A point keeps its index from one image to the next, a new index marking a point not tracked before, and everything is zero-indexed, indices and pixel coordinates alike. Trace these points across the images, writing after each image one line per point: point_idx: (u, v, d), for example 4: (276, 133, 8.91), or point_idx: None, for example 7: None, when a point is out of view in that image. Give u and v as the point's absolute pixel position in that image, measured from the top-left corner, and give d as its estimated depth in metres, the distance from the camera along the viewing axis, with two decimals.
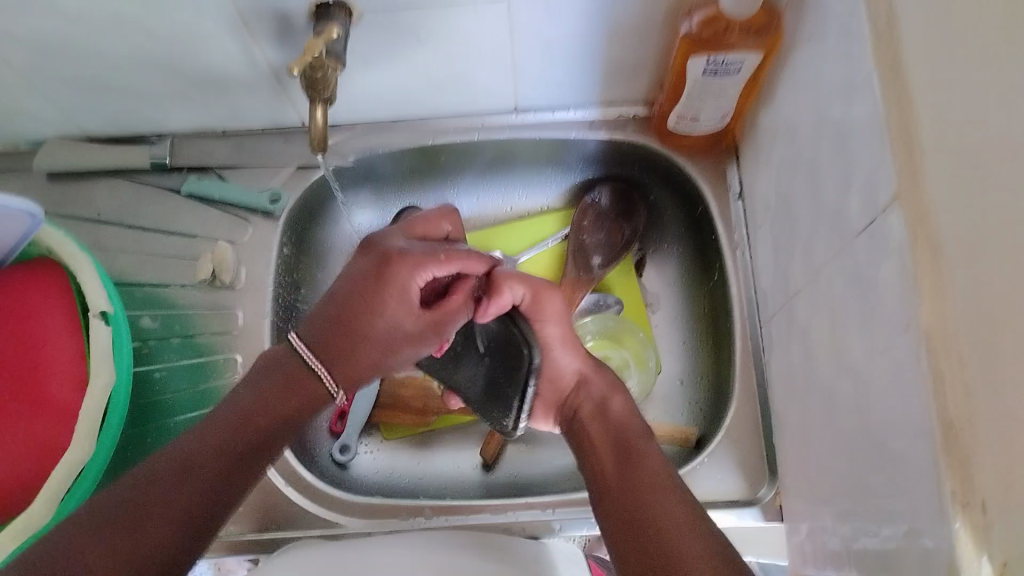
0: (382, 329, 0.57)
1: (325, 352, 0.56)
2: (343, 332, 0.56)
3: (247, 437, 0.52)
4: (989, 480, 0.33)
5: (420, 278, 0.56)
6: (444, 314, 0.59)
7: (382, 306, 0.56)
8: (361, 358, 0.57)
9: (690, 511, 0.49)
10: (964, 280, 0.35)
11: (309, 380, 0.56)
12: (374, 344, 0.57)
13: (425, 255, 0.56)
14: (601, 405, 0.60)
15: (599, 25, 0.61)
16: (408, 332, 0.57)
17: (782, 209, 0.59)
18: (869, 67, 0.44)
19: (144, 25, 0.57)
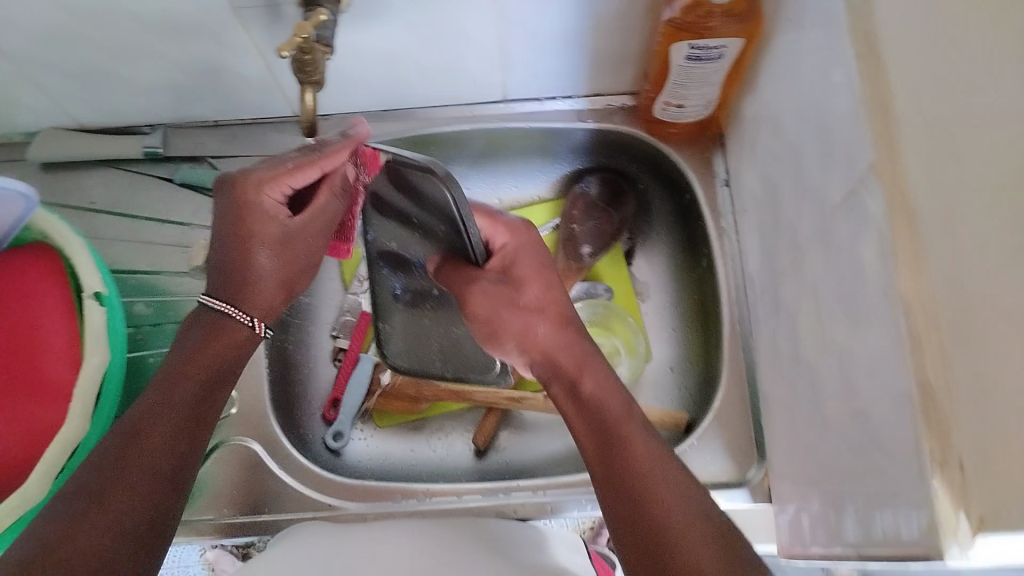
0: (270, 260, 0.55)
1: (223, 289, 0.54)
2: (240, 271, 0.54)
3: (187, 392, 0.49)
4: (966, 438, 0.34)
5: (269, 195, 0.53)
6: (318, 212, 0.56)
7: (259, 224, 0.54)
8: (263, 286, 0.55)
9: (684, 475, 0.46)
10: (943, 245, 0.36)
11: (223, 325, 0.53)
12: (268, 276, 0.55)
13: (276, 177, 0.53)
14: (593, 404, 0.50)
15: (587, 15, 0.61)
16: (282, 254, 0.55)
17: (767, 192, 0.60)
18: (846, 44, 0.44)
19: (137, 13, 0.58)
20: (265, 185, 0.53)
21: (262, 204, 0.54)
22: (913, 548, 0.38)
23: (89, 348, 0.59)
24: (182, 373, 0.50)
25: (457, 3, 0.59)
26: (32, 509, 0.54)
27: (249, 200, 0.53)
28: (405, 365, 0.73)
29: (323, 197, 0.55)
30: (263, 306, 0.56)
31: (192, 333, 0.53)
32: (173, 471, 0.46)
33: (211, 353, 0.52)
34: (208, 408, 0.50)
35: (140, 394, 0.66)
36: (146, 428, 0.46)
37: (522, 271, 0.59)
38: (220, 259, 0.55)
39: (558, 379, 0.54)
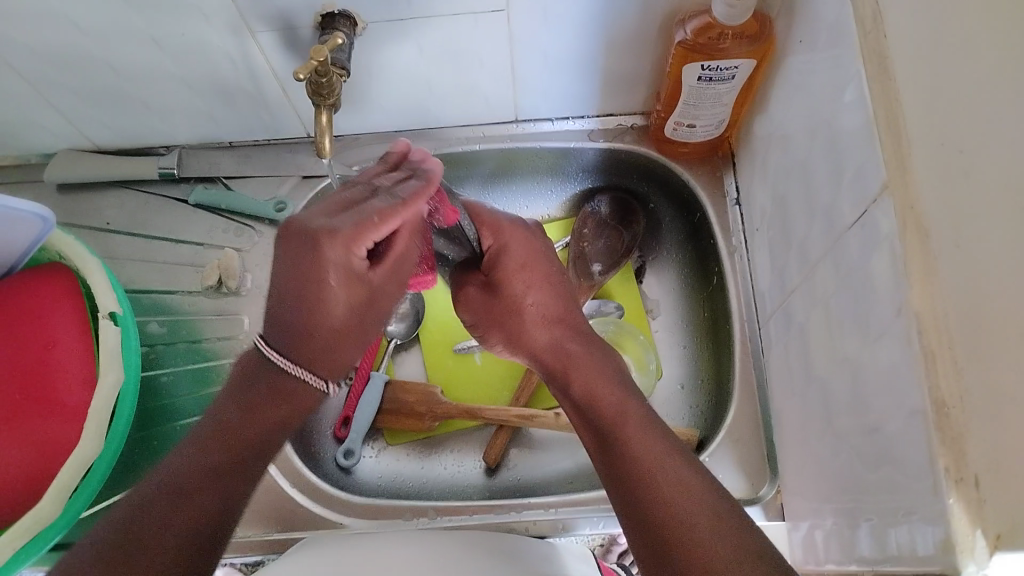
0: (345, 314, 0.54)
1: (295, 352, 0.53)
2: (309, 323, 0.53)
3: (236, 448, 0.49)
4: (982, 454, 0.34)
5: (359, 250, 0.48)
6: (396, 259, 0.53)
7: (334, 271, 0.50)
8: (326, 330, 0.54)
9: (682, 458, 0.47)
10: (956, 263, 0.36)
11: (293, 389, 0.53)
12: (337, 310, 0.53)
13: (358, 231, 0.47)
14: (587, 394, 0.53)
15: (599, 36, 0.62)
16: (360, 309, 0.54)
17: (778, 211, 0.60)
18: (857, 65, 0.45)
19: (154, 36, 0.59)
20: (347, 247, 0.48)
21: (332, 258, 0.49)
22: (928, 565, 0.38)
23: (103, 367, 0.60)
24: (233, 427, 0.50)
25: (470, 25, 0.60)
26: (47, 527, 0.55)
27: (322, 257, 0.49)
28: (416, 384, 0.73)
29: (401, 243, 0.52)
30: (331, 363, 0.55)
31: (259, 388, 0.52)
32: (218, 508, 0.46)
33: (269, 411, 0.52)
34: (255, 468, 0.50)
35: (154, 413, 0.67)
36: (190, 469, 0.46)
37: (508, 278, 0.60)
38: (284, 308, 0.53)
39: (553, 378, 0.57)
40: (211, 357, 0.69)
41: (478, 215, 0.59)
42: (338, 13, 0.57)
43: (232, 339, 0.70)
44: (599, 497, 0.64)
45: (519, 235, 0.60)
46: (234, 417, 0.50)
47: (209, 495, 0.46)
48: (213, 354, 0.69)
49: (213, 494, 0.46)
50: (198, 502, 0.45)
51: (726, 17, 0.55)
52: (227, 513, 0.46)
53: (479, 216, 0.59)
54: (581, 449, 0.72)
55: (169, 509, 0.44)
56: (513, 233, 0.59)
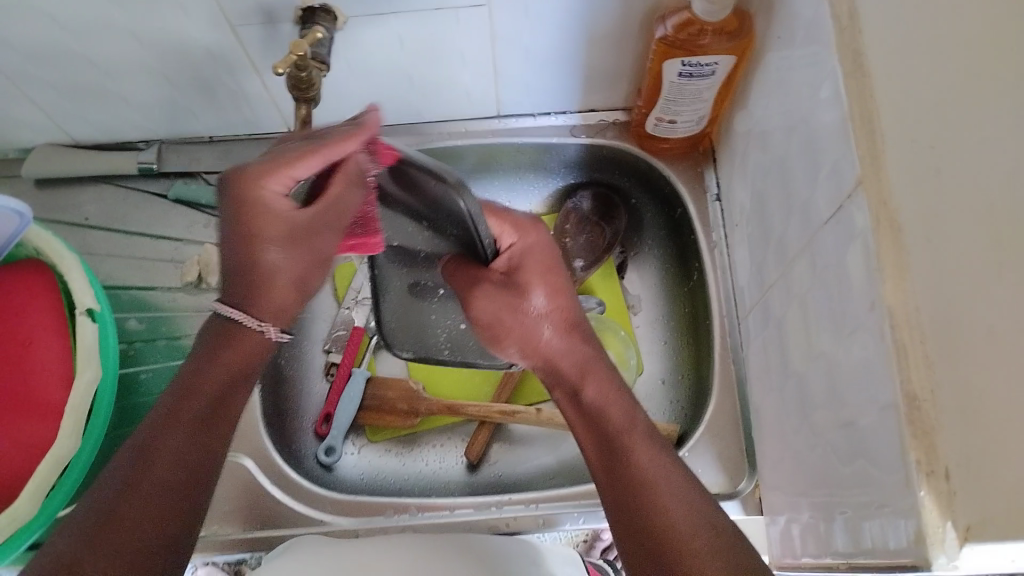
0: (280, 258, 0.49)
1: (233, 294, 0.50)
2: (252, 270, 0.49)
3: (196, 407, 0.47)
4: (954, 448, 0.34)
5: (275, 182, 0.48)
6: (331, 204, 0.48)
7: (263, 218, 0.48)
8: (276, 292, 0.50)
9: (688, 484, 0.46)
10: (927, 260, 0.37)
11: (238, 330, 0.50)
12: (285, 274, 0.50)
13: (276, 166, 0.48)
14: (599, 405, 0.51)
15: (580, 32, 0.62)
16: (291, 252, 0.49)
17: (757, 207, 0.61)
18: (833, 60, 0.45)
19: (132, 29, 0.59)
20: (266, 178, 0.48)
21: (263, 193, 0.48)
22: (900, 557, 0.38)
23: (81, 365, 0.59)
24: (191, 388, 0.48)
25: (451, 19, 0.60)
26: (27, 523, 0.54)
27: (256, 194, 0.48)
28: (399, 380, 0.74)
29: (338, 190, 0.48)
30: (275, 308, 0.51)
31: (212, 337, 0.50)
32: (184, 490, 0.45)
33: (228, 366, 0.49)
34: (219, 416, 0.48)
35: (131, 410, 0.66)
36: (152, 445, 0.45)
37: (529, 276, 0.56)
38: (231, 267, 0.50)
39: (560, 385, 0.54)
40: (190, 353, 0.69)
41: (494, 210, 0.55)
42: (319, 7, 0.56)
43: None
44: (579, 494, 0.65)
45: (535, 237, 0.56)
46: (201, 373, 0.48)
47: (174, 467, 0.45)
48: (192, 350, 0.69)
49: (180, 470, 0.45)
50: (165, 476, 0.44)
51: (706, 13, 0.56)
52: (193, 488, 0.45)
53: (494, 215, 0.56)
54: (562, 445, 0.72)
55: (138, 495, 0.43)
56: (538, 239, 0.57)
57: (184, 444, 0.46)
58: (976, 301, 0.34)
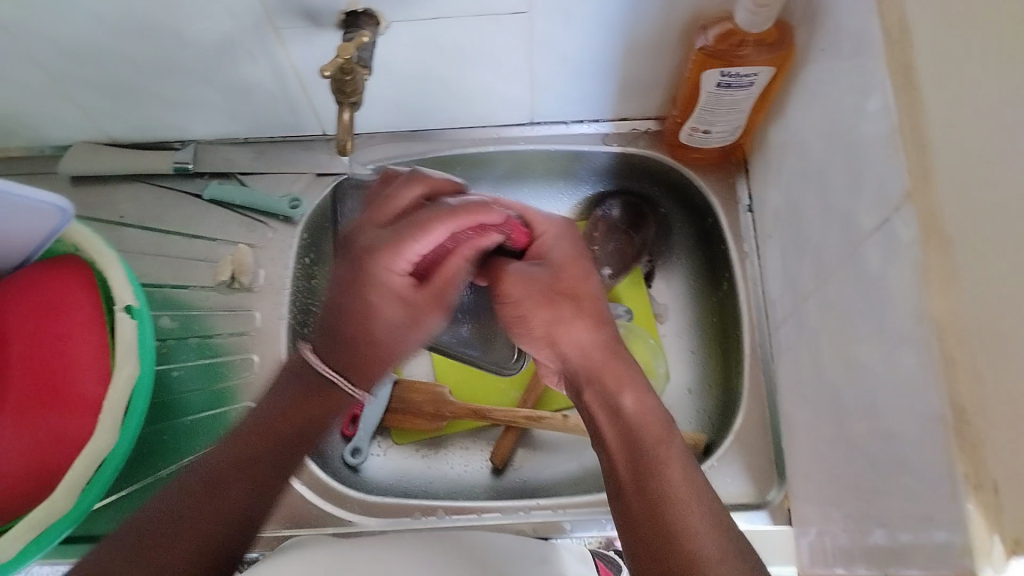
0: (394, 322, 0.52)
1: (329, 355, 0.53)
2: (357, 336, 0.52)
3: (267, 449, 0.51)
4: (1002, 463, 0.34)
5: (402, 260, 0.50)
6: (445, 279, 0.53)
7: (376, 292, 0.51)
8: (375, 365, 0.54)
9: (704, 482, 0.51)
10: (976, 275, 0.37)
11: (330, 389, 0.54)
12: (386, 347, 0.53)
13: (400, 243, 0.50)
14: (613, 403, 0.54)
15: (619, 41, 0.63)
16: (409, 321, 0.53)
17: (792, 218, 0.61)
18: (881, 74, 0.45)
19: (177, 30, 0.59)
20: (387, 258, 0.50)
21: (381, 278, 0.50)
22: (943, 568, 0.38)
23: (118, 361, 0.59)
24: (272, 424, 0.52)
25: (492, 26, 0.60)
26: (59, 519, 0.55)
27: (375, 276, 0.50)
28: (424, 384, 0.74)
29: (453, 263, 0.53)
30: (369, 378, 0.55)
31: (290, 395, 0.54)
32: (236, 529, 0.48)
33: (288, 421, 0.53)
34: (287, 470, 0.52)
35: (163, 408, 0.67)
36: (219, 479, 0.49)
37: (563, 261, 0.59)
38: (333, 328, 0.53)
39: (594, 387, 0.55)
40: (221, 353, 0.69)
41: (556, 289, 0.57)
42: (361, 12, 0.58)
43: (243, 336, 0.70)
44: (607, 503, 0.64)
45: (580, 267, 0.59)
46: (276, 415, 0.52)
47: (231, 494, 0.49)
48: (223, 350, 0.69)
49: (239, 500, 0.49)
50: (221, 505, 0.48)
51: (749, 24, 0.56)
52: (245, 524, 0.49)
53: (561, 283, 0.58)
54: (586, 452, 0.72)
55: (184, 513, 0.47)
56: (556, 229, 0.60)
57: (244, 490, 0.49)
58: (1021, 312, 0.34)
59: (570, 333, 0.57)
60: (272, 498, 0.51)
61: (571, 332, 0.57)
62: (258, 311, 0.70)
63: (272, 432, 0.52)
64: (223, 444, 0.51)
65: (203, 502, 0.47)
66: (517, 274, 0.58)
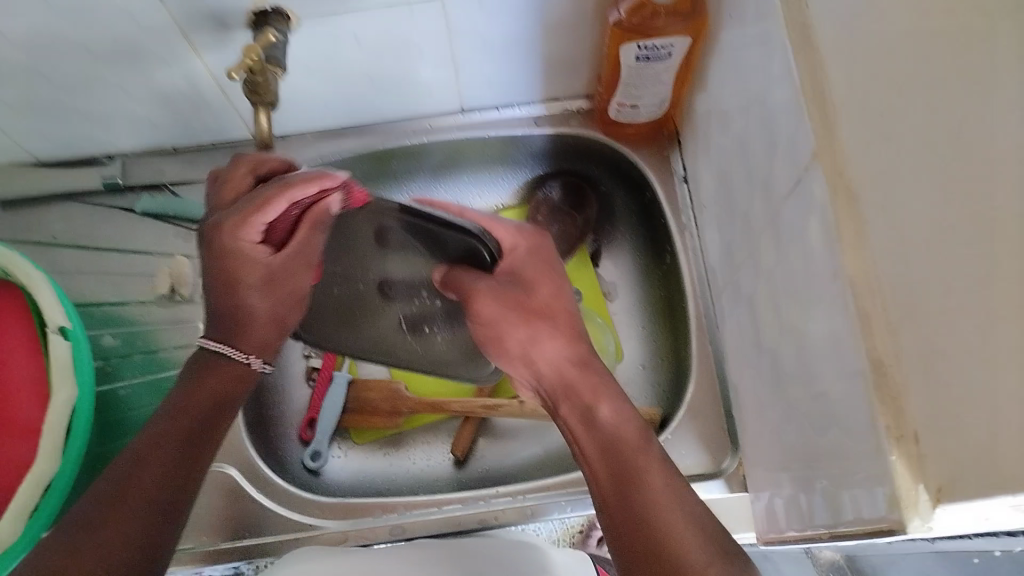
0: (258, 298, 0.56)
1: (221, 331, 0.56)
2: (234, 314, 0.56)
3: (183, 428, 0.51)
4: (920, 411, 0.35)
5: (251, 232, 0.52)
6: (304, 246, 0.54)
7: (246, 269, 0.54)
8: (261, 325, 0.57)
9: (687, 491, 0.49)
10: (885, 226, 0.37)
11: (217, 365, 0.55)
12: (257, 313, 0.56)
13: (246, 215, 0.51)
14: (588, 413, 0.53)
15: (537, 21, 0.62)
16: (273, 294, 0.56)
17: (722, 186, 0.61)
18: (782, 35, 0.45)
19: (86, 44, 0.58)
20: (237, 229, 0.52)
21: (240, 244, 0.53)
22: (878, 521, 0.39)
23: (56, 383, 0.58)
24: (186, 408, 0.52)
25: (404, 16, 0.60)
26: (8, 550, 0.54)
27: (226, 242, 0.52)
28: (379, 381, 0.74)
29: (304, 235, 0.53)
30: (260, 342, 0.57)
31: (184, 373, 0.55)
32: (161, 510, 0.46)
33: (206, 395, 0.54)
34: (212, 441, 0.52)
35: (114, 427, 0.66)
36: (147, 452, 0.48)
37: (534, 276, 0.61)
38: (215, 306, 0.56)
39: (569, 400, 0.55)
40: (168, 367, 0.68)
41: (529, 309, 0.60)
42: (270, 10, 0.57)
43: (189, 348, 0.69)
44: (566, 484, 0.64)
45: (552, 283, 0.61)
46: (181, 406, 0.52)
47: (152, 471, 0.47)
48: (170, 364, 0.68)
49: (160, 485, 0.47)
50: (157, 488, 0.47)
51: None
52: (169, 510, 0.47)
53: (530, 302, 0.60)
54: (548, 435, 0.72)
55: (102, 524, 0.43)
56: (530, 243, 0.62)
57: (172, 461, 0.49)
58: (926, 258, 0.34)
59: (546, 349, 0.58)
60: (198, 475, 0.50)
61: (547, 346, 0.58)
62: (202, 321, 0.69)
63: (183, 418, 0.51)
64: (149, 434, 0.50)
65: (134, 470, 0.47)
66: (488, 291, 0.59)
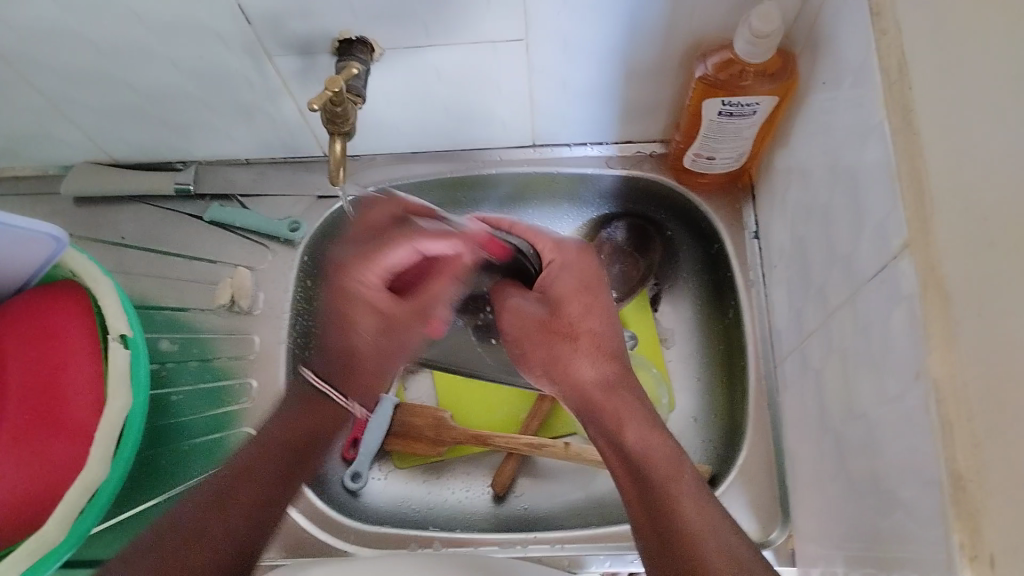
0: (368, 338, 0.56)
1: (326, 373, 0.58)
2: (344, 357, 0.58)
3: (282, 456, 0.53)
4: (999, 533, 0.33)
5: (365, 278, 0.54)
6: (423, 297, 0.56)
7: (358, 311, 0.55)
8: (361, 374, 0.59)
9: (735, 535, 0.45)
10: (974, 333, 0.35)
11: (323, 403, 0.58)
12: (369, 357, 0.58)
13: (373, 256, 0.54)
14: (614, 436, 0.52)
15: (621, 68, 0.61)
16: (384, 337, 0.56)
17: (797, 252, 0.59)
18: (880, 115, 0.44)
19: (172, 57, 0.59)
20: (359, 274, 0.54)
21: (354, 287, 0.55)
22: None
23: (112, 390, 0.60)
24: (289, 433, 0.55)
25: (489, 53, 0.59)
26: (56, 547, 0.57)
27: (350, 287, 0.55)
28: (425, 409, 0.72)
29: (431, 286, 0.56)
30: (368, 382, 0.61)
31: (291, 406, 0.57)
32: (246, 533, 0.48)
33: (311, 425, 0.56)
34: (297, 474, 0.53)
35: (166, 432, 0.68)
36: (231, 477, 0.50)
37: (563, 294, 0.58)
38: (329, 351, 0.58)
39: (598, 423, 0.53)
40: (221, 378, 0.70)
41: (554, 330, 0.57)
42: (356, 39, 0.57)
43: (243, 360, 0.70)
44: (604, 535, 0.64)
45: (583, 304, 0.57)
46: (275, 432, 0.54)
47: (246, 493, 0.50)
48: (222, 375, 0.70)
49: (248, 513, 0.49)
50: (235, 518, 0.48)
51: (749, 54, 0.54)
52: (253, 531, 0.49)
53: (557, 322, 0.57)
54: (591, 481, 0.70)
55: (205, 526, 0.47)
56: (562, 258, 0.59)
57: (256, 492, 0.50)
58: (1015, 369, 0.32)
59: (579, 367, 0.56)
60: (280, 503, 0.51)
61: (575, 364, 0.56)
62: (258, 336, 0.70)
63: (287, 438, 0.54)
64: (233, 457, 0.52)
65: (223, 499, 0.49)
66: (512, 305, 0.58)
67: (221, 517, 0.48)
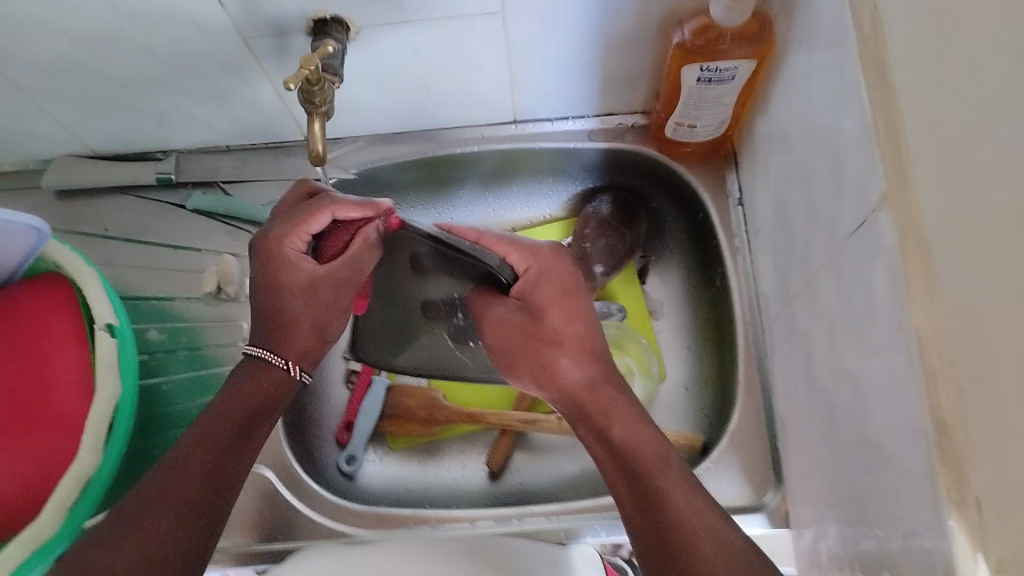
0: (301, 305, 0.57)
1: (262, 341, 0.57)
2: (274, 318, 0.57)
3: (223, 441, 0.50)
4: (985, 479, 0.33)
5: (292, 242, 0.56)
6: (348, 264, 0.55)
7: (286, 273, 0.56)
8: (295, 339, 0.58)
9: (712, 510, 0.46)
10: (954, 280, 0.35)
11: (258, 370, 0.56)
12: (302, 322, 0.58)
13: (296, 223, 0.55)
14: (602, 433, 0.53)
15: (598, 38, 0.61)
16: (308, 301, 0.57)
17: (780, 215, 0.59)
18: (856, 72, 0.44)
19: (146, 44, 0.58)
20: (282, 238, 0.56)
21: (285, 253, 0.56)
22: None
23: (102, 378, 0.60)
24: (227, 411, 0.52)
25: (465, 29, 0.59)
26: (49, 539, 0.55)
27: (272, 251, 0.56)
28: (417, 388, 0.74)
29: (354, 254, 0.54)
30: (298, 349, 0.58)
31: (236, 376, 0.55)
32: (195, 518, 0.46)
33: (255, 401, 0.54)
34: (238, 460, 0.50)
35: (156, 421, 0.68)
36: (170, 467, 0.47)
37: (543, 299, 0.59)
38: (258, 309, 0.58)
39: (585, 421, 0.55)
40: (210, 365, 0.69)
41: (536, 337, 0.60)
42: (330, 19, 0.57)
43: (232, 346, 0.70)
44: (601, 506, 0.64)
45: (563, 310, 0.60)
46: (216, 418, 0.52)
47: (189, 486, 0.47)
48: (212, 362, 0.69)
49: (188, 502, 0.46)
50: (168, 513, 0.45)
51: (725, 19, 0.54)
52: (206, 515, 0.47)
53: (539, 329, 0.60)
54: (585, 454, 0.71)
55: (161, 499, 0.46)
56: (546, 263, 0.60)
57: (196, 485, 0.47)
58: (995, 315, 0.33)
59: (566, 369, 0.58)
60: (224, 488, 0.49)
61: (558, 359, 0.59)
62: (245, 321, 0.70)
63: (225, 419, 0.52)
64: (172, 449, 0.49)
65: (154, 500, 0.45)
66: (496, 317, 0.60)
67: (158, 506, 0.45)
